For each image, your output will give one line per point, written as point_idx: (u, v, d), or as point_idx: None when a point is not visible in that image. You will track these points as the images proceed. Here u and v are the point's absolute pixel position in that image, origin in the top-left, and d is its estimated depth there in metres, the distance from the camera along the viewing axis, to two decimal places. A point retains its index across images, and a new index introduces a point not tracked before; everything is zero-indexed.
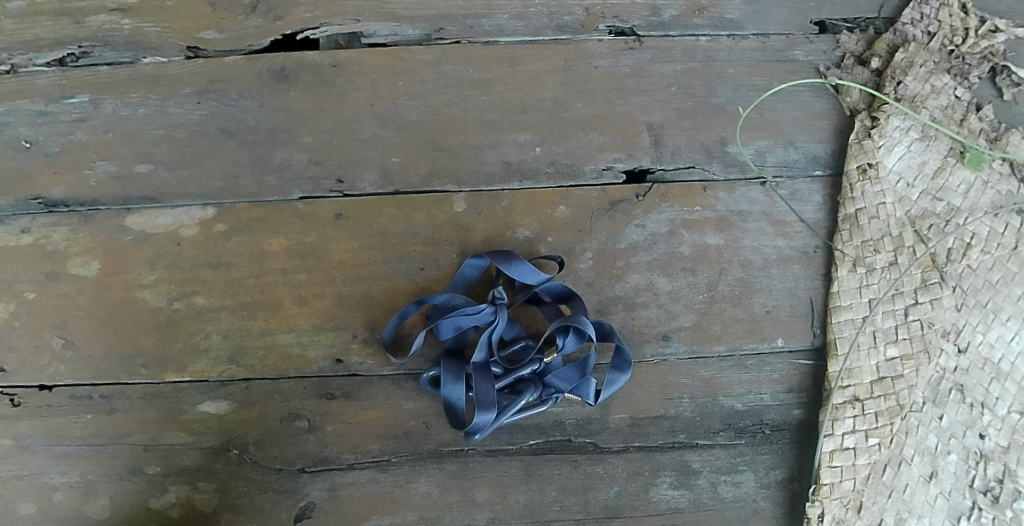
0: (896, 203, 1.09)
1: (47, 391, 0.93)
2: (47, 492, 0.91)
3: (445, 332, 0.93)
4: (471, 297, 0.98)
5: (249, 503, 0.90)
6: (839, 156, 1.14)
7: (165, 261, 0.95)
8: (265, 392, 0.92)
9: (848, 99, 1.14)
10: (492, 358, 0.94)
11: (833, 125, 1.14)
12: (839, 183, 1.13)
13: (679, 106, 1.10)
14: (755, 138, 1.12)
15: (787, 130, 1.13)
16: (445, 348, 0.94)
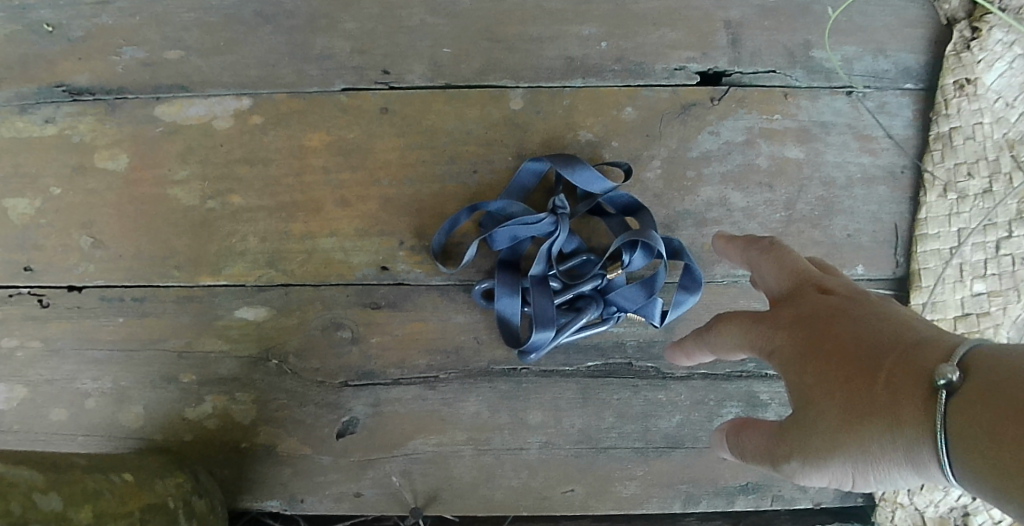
0: (993, 124, 0.98)
1: (75, 292, 0.88)
2: (79, 398, 0.86)
3: (500, 242, 0.85)
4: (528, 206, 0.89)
5: (288, 416, 0.84)
6: (933, 68, 1.00)
7: (198, 156, 0.88)
8: (306, 300, 0.85)
9: (946, 7, 0.99)
10: (551, 272, 0.85)
11: (927, 33, 1.00)
12: (930, 99, 1.00)
13: (762, 2, 0.98)
14: (843, 43, 0.99)
15: (877, 37, 1.00)
16: (500, 260, 0.86)
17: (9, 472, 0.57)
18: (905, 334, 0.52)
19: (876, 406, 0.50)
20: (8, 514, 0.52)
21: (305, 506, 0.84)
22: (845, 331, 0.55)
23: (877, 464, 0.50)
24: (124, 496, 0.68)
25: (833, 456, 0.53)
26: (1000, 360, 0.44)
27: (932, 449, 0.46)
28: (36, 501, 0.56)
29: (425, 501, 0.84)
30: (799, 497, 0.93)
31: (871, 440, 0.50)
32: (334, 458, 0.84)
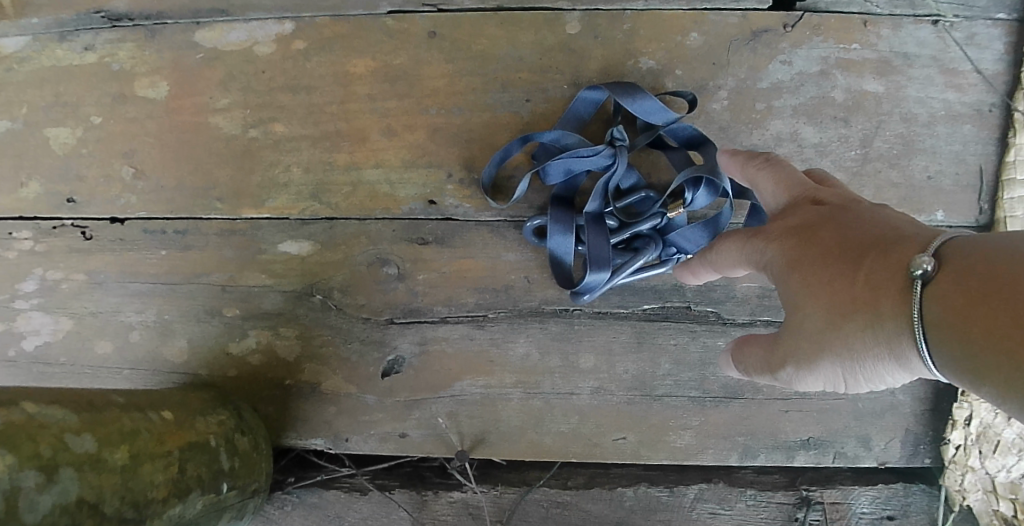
0: None
1: (118, 224, 0.86)
2: (123, 331, 0.85)
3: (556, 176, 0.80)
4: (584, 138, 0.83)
5: (333, 353, 0.82)
6: None
7: (240, 84, 0.84)
8: (351, 234, 0.82)
9: None
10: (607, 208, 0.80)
11: None
12: None
13: None
14: None
15: None
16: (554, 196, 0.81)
17: (41, 411, 0.54)
18: (888, 236, 0.56)
19: (857, 302, 0.55)
20: (37, 458, 0.50)
21: (350, 445, 0.82)
22: (836, 238, 0.59)
23: (861, 356, 0.55)
24: (163, 435, 0.66)
25: (823, 353, 0.58)
26: (968, 249, 0.48)
27: (907, 335, 0.51)
28: (68, 443, 0.54)
29: (472, 443, 0.81)
30: (862, 456, 0.86)
31: (853, 333, 0.55)
32: (379, 397, 0.81)
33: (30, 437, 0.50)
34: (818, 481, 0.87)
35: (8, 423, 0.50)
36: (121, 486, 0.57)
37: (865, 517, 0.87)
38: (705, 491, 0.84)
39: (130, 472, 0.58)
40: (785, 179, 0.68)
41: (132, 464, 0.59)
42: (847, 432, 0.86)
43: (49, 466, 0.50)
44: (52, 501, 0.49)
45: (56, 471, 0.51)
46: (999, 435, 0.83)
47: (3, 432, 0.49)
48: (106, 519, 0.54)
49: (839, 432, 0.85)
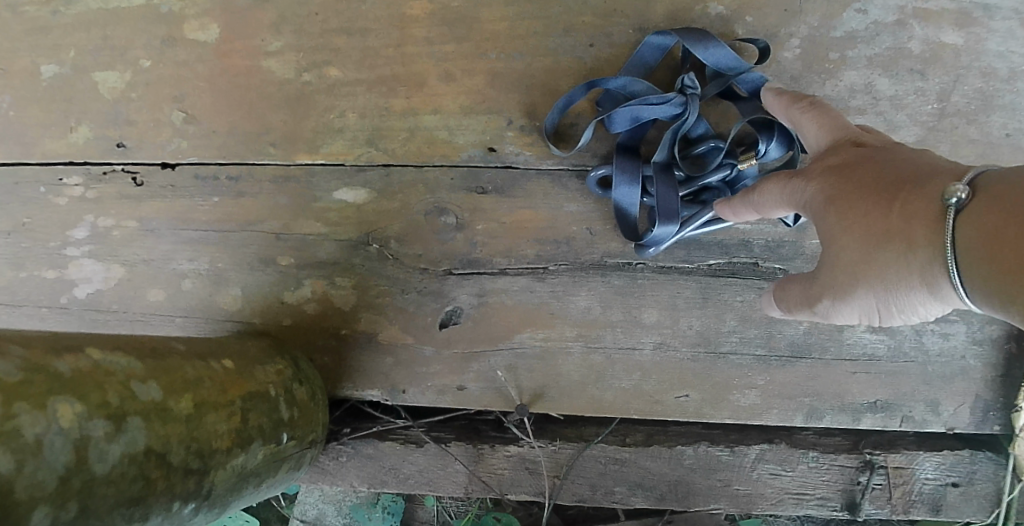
0: None
1: (169, 170, 0.84)
2: (176, 279, 0.84)
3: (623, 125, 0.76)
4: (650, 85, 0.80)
5: (390, 304, 0.80)
6: None
7: (292, 26, 0.82)
8: (409, 182, 0.80)
9: None
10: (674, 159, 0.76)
11: None
12: None
13: None
14: None
15: None
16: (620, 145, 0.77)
17: (105, 359, 0.50)
18: (929, 168, 0.53)
19: (890, 233, 0.52)
20: (104, 406, 0.46)
21: (406, 397, 0.81)
22: (874, 172, 0.56)
23: (895, 287, 0.53)
24: (225, 384, 0.63)
25: (858, 287, 0.56)
26: (1003, 178, 0.46)
27: (940, 264, 0.49)
28: (134, 391, 0.50)
29: (531, 398, 0.79)
30: (931, 421, 0.83)
31: (887, 264, 0.53)
32: (435, 349, 0.80)
33: (96, 385, 0.47)
34: (882, 446, 0.84)
35: (75, 370, 0.46)
36: (186, 436, 0.53)
37: (929, 483, 0.84)
38: (767, 452, 0.82)
39: (195, 422, 0.55)
40: (828, 121, 0.65)
41: (197, 414, 0.56)
42: (915, 395, 0.83)
43: (116, 415, 0.47)
44: (120, 450, 0.46)
45: (123, 420, 0.47)
46: None
47: (69, 379, 0.45)
48: (173, 470, 0.51)
49: (908, 395, 0.83)
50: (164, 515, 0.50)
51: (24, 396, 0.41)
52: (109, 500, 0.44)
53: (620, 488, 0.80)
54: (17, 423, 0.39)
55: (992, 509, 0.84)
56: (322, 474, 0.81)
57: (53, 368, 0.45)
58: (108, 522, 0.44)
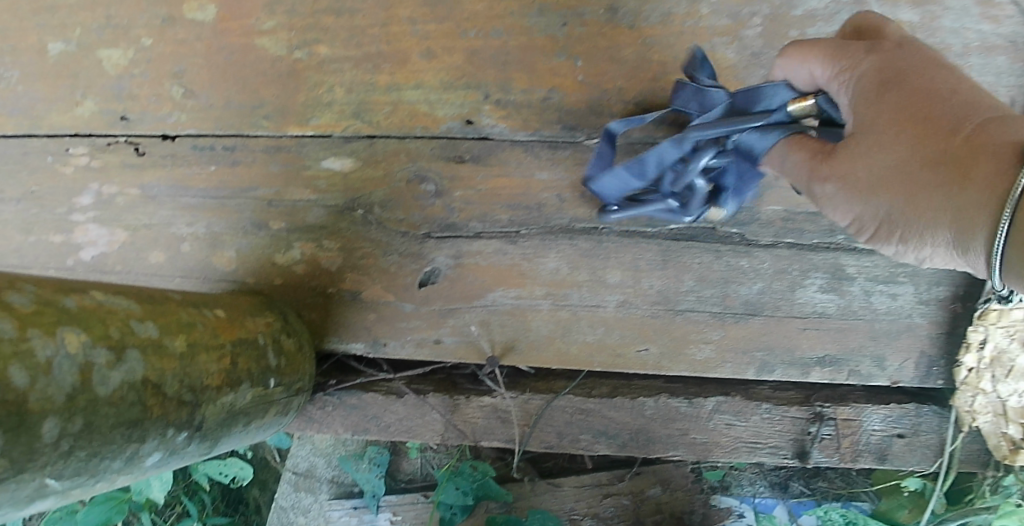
0: None
1: (169, 141, 0.90)
2: (175, 242, 0.90)
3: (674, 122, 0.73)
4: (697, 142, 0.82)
5: (374, 264, 0.86)
6: None
7: (285, 6, 0.88)
8: (392, 152, 0.86)
9: None
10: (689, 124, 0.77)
11: None
12: None
13: None
14: None
15: None
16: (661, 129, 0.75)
17: (107, 300, 0.57)
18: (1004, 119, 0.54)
19: (948, 156, 0.54)
20: (106, 338, 0.52)
21: (388, 350, 0.87)
22: (947, 98, 0.56)
23: (914, 205, 0.56)
24: (217, 329, 0.69)
25: (876, 190, 0.58)
26: None
27: (985, 211, 0.51)
28: (133, 328, 0.57)
29: (502, 351, 0.86)
30: (876, 375, 0.90)
31: (926, 185, 0.55)
32: (415, 305, 0.86)
33: (99, 320, 0.53)
34: (832, 399, 0.91)
35: (80, 306, 0.53)
36: (180, 371, 0.60)
37: (876, 434, 0.91)
38: (723, 404, 0.89)
39: (188, 359, 0.62)
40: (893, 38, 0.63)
41: (189, 352, 0.62)
42: (862, 351, 0.89)
43: (117, 347, 0.53)
44: (121, 377, 0.52)
45: (123, 351, 0.53)
46: (1013, 360, 0.87)
47: (76, 314, 0.52)
48: (167, 399, 0.57)
49: (855, 351, 0.89)
50: (159, 439, 0.56)
51: (38, 324, 0.47)
52: (110, 419, 0.50)
53: (585, 436, 0.88)
54: (32, 345, 0.45)
55: (935, 459, 0.91)
56: (310, 422, 0.88)
57: (61, 303, 0.51)
58: (108, 438, 0.50)
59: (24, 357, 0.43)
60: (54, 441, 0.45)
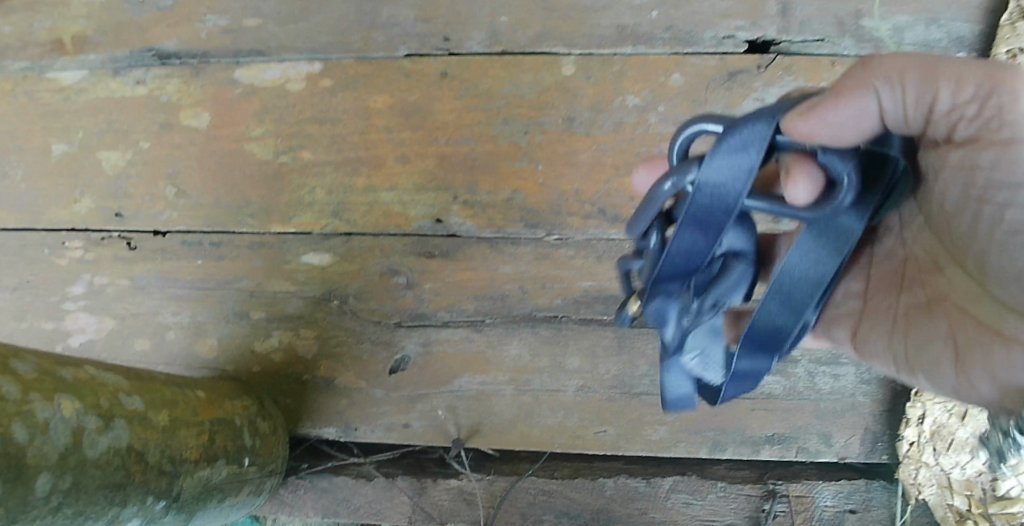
0: None
1: (160, 236, 0.97)
2: (161, 330, 0.96)
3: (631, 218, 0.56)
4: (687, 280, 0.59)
5: (348, 352, 0.93)
6: (989, 40, 0.91)
7: (272, 115, 0.97)
8: (367, 247, 0.93)
9: None
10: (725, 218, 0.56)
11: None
12: None
13: None
14: (896, 11, 0.92)
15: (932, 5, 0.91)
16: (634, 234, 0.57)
17: (100, 373, 0.62)
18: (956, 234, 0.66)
19: None
20: (97, 407, 0.58)
21: (358, 433, 0.93)
22: None
23: None
24: (197, 407, 0.75)
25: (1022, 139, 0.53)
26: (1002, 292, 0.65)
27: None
28: (122, 400, 0.62)
29: (468, 434, 0.92)
30: (824, 451, 0.96)
31: None
32: (385, 391, 0.92)
33: (92, 390, 0.59)
34: (785, 477, 0.95)
35: (76, 376, 0.58)
36: (162, 443, 0.65)
37: (829, 510, 0.94)
38: (679, 483, 0.93)
39: (169, 433, 0.67)
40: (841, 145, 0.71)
41: (171, 426, 0.68)
42: (808, 429, 0.95)
43: (106, 415, 0.58)
44: (108, 443, 0.57)
45: (111, 420, 0.59)
46: (952, 434, 0.90)
47: (70, 384, 0.56)
48: (149, 466, 0.62)
49: (802, 429, 0.95)
50: (139, 505, 0.60)
51: (40, 389, 0.52)
52: (96, 480, 0.54)
53: (548, 517, 0.91)
54: (33, 406, 0.50)
55: None
56: (282, 505, 0.92)
57: (59, 373, 0.56)
58: (93, 498, 0.54)
59: (25, 416, 0.49)
60: (45, 495, 0.49)
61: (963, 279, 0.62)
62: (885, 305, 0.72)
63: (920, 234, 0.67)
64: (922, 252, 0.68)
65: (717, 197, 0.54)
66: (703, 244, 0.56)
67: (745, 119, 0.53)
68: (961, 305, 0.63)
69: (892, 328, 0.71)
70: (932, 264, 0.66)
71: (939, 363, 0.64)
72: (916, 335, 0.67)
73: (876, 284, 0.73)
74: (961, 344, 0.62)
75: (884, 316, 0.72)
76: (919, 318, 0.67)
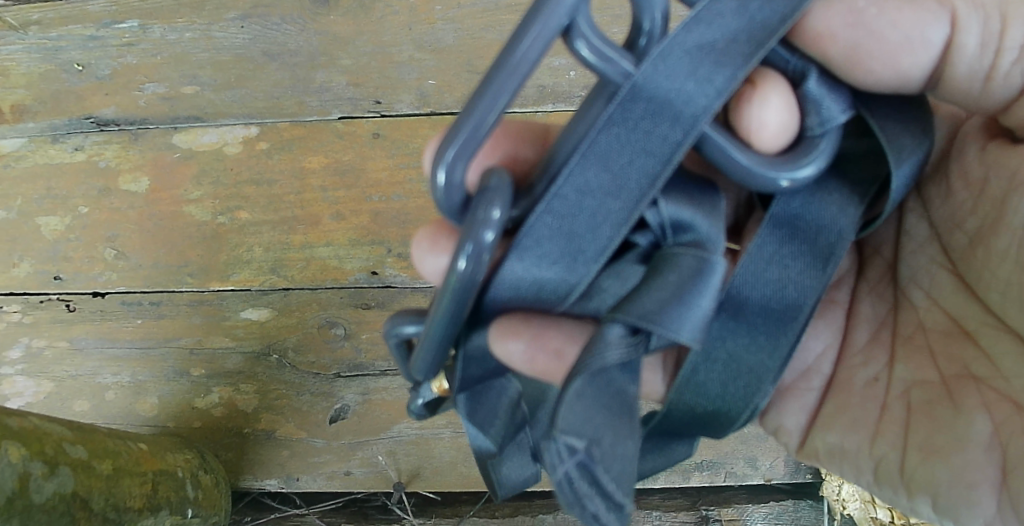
0: None
1: (100, 298, 0.99)
2: (99, 391, 0.97)
3: (446, 138, 0.44)
4: (578, 235, 0.50)
5: (288, 404, 0.95)
6: None
7: (210, 178, 1.01)
8: (305, 301, 0.97)
9: None
10: (660, 117, 0.50)
11: None
12: None
13: None
14: None
15: None
16: (450, 158, 0.43)
17: (44, 424, 0.65)
18: (957, 314, 0.61)
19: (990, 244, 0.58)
20: (42, 454, 0.61)
21: (300, 483, 0.95)
22: (955, 222, 0.62)
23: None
24: (139, 458, 0.77)
25: None
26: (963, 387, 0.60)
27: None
28: (66, 449, 0.65)
29: (408, 477, 0.94)
30: (751, 474, 1.00)
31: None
32: (326, 440, 0.95)
33: (38, 439, 0.62)
34: (717, 502, 1.00)
35: (21, 426, 0.61)
36: (105, 493, 0.68)
37: None
38: None
39: (112, 482, 0.70)
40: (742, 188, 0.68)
41: (114, 476, 0.70)
42: (734, 454, 1.01)
43: (52, 462, 0.62)
44: (53, 488, 0.60)
45: (57, 467, 0.62)
46: None
47: (17, 431, 0.60)
48: (92, 514, 0.65)
49: (728, 454, 1.01)
50: None
51: None
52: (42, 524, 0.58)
53: None
54: None
55: None
56: None
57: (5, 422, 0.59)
58: None
59: None
60: None
61: (1006, 358, 0.57)
62: (869, 376, 0.64)
63: (933, 289, 0.63)
64: (938, 315, 0.62)
65: (654, 111, 0.50)
66: (611, 183, 0.50)
67: (733, 6, 0.50)
68: (1007, 396, 0.55)
69: (884, 412, 0.61)
70: (950, 329, 0.61)
71: (972, 474, 0.55)
72: (926, 428, 0.59)
73: (861, 347, 0.65)
74: (1013, 451, 0.53)
75: (873, 396, 0.63)
76: (934, 405, 0.59)
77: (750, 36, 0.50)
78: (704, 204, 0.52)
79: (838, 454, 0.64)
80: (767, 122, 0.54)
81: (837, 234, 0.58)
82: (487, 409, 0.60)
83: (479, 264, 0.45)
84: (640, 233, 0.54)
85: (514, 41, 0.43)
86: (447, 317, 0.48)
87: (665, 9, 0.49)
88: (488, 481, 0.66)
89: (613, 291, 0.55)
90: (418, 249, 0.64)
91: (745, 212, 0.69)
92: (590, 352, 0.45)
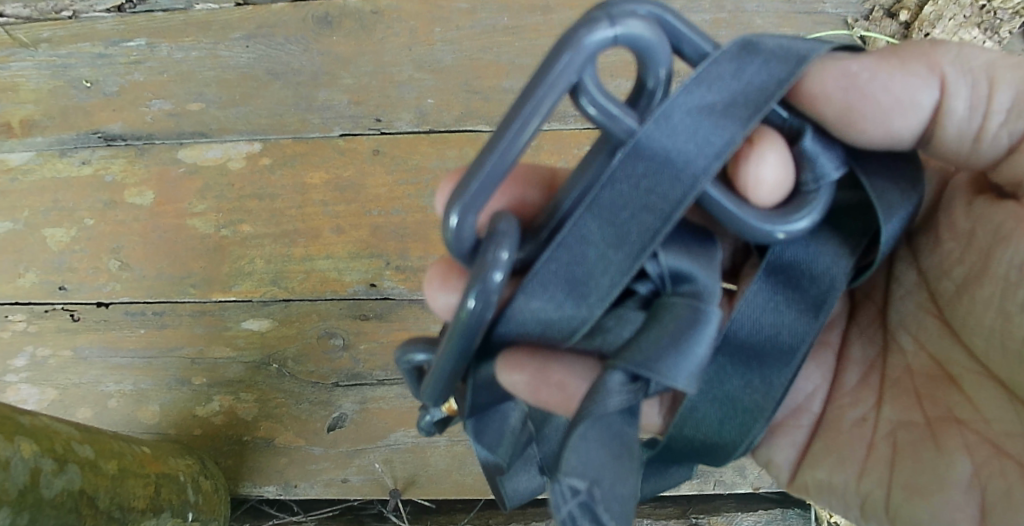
0: None
1: (104, 308, 1.01)
2: (102, 399, 0.99)
3: (457, 188, 0.47)
4: (580, 284, 0.52)
5: (287, 412, 0.98)
6: None
7: (214, 191, 1.04)
8: (305, 312, 0.99)
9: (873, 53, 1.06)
10: (661, 174, 0.51)
11: None
12: None
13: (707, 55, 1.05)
14: None
15: None
16: (464, 204, 0.47)
17: (53, 423, 0.67)
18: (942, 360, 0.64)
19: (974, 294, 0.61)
20: (52, 451, 0.64)
21: (298, 490, 0.97)
22: (940, 272, 0.64)
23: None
24: (143, 461, 0.79)
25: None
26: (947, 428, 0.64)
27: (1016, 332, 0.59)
28: (75, 448, 0.68)
29: (404, 485, 0.96)
30: (740, 483, 1.03)
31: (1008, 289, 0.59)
32: (324, 448, 0.97)
33: (47, 436, 0.64)
34: (707, 511, 1.02)
35: (33, 423, 0.64)
36: (111, 492, 0.70)
37: None
38: None
39: (118, 481, 0.72)
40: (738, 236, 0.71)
41: (119, 476, 0.73)
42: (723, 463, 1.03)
43: (60, 459, 0.64)
44: (62, 485, 0.63)
45: (65, 464, 0.65)
46: None
47: (29, 429, 0.62)
48: (98, 510, 0.67)
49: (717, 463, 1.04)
50: None
51: None
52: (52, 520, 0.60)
53: None
54: None
55: None
56: None
57: (17, 418, 0.62)
58: None
59: None
60: None
61: (988, 404, 0.60)
62: (857, 417, 0.67)
63: (919, 335, 0.66)
64: (923, 359, 0.66)
65: (656, 168, 0.50)
66: (612, 236, 0.51)
67: (732, 67, 0.52)
68: (986, 440, 0.60)
69: (871, 451, 0.65)
70: (935, 373, 0.65)
71: (953, 513, 0.58)
72: (911, 468, 0.62)
73: (851, 388, 0.69)
74: (991, 492, 0.58)
75: (860, 436, 0.66)
76: (917, 445, 0.63)
77: (747, 99, 0.51)
78: (701, 256, 0.54)
79: (826, 489, 0.68)
80: (764, 178, 0.55)
81: (830, 282, 0.59)
82: (494, 433, 0.64)
83: (487, 303, 0.48)
84: (641, 282, 0.56)
85: (531, 88, 0.45)
86: (456, 350, 0.51)
87: (670, 67, 0.50)
88: (495, 492, 0.69)
89: (616, 333, 0.57)
90: (430, 286, 0.67)
91: (742, 257, 0.73)
92: (592, 399, 0.46)
